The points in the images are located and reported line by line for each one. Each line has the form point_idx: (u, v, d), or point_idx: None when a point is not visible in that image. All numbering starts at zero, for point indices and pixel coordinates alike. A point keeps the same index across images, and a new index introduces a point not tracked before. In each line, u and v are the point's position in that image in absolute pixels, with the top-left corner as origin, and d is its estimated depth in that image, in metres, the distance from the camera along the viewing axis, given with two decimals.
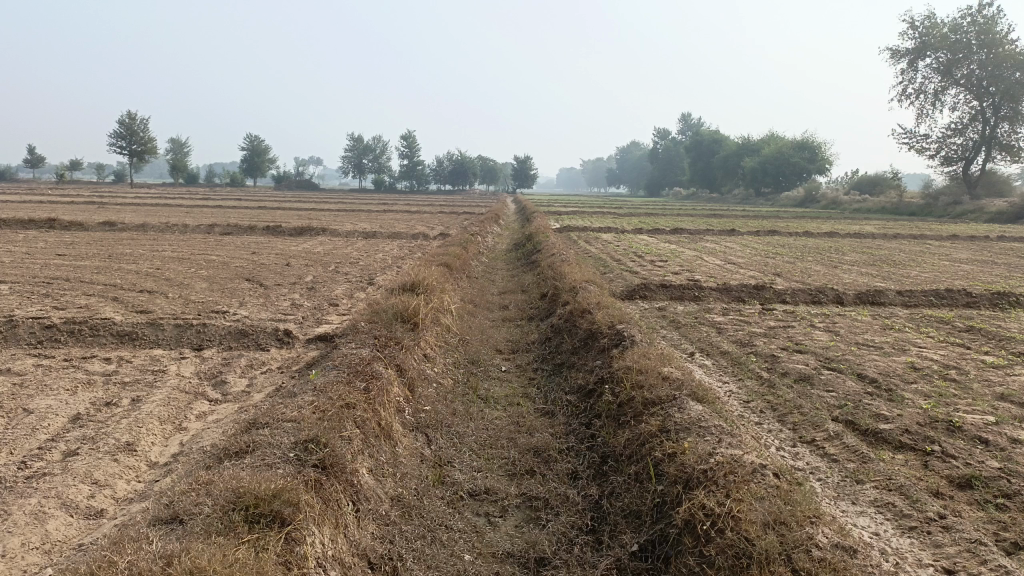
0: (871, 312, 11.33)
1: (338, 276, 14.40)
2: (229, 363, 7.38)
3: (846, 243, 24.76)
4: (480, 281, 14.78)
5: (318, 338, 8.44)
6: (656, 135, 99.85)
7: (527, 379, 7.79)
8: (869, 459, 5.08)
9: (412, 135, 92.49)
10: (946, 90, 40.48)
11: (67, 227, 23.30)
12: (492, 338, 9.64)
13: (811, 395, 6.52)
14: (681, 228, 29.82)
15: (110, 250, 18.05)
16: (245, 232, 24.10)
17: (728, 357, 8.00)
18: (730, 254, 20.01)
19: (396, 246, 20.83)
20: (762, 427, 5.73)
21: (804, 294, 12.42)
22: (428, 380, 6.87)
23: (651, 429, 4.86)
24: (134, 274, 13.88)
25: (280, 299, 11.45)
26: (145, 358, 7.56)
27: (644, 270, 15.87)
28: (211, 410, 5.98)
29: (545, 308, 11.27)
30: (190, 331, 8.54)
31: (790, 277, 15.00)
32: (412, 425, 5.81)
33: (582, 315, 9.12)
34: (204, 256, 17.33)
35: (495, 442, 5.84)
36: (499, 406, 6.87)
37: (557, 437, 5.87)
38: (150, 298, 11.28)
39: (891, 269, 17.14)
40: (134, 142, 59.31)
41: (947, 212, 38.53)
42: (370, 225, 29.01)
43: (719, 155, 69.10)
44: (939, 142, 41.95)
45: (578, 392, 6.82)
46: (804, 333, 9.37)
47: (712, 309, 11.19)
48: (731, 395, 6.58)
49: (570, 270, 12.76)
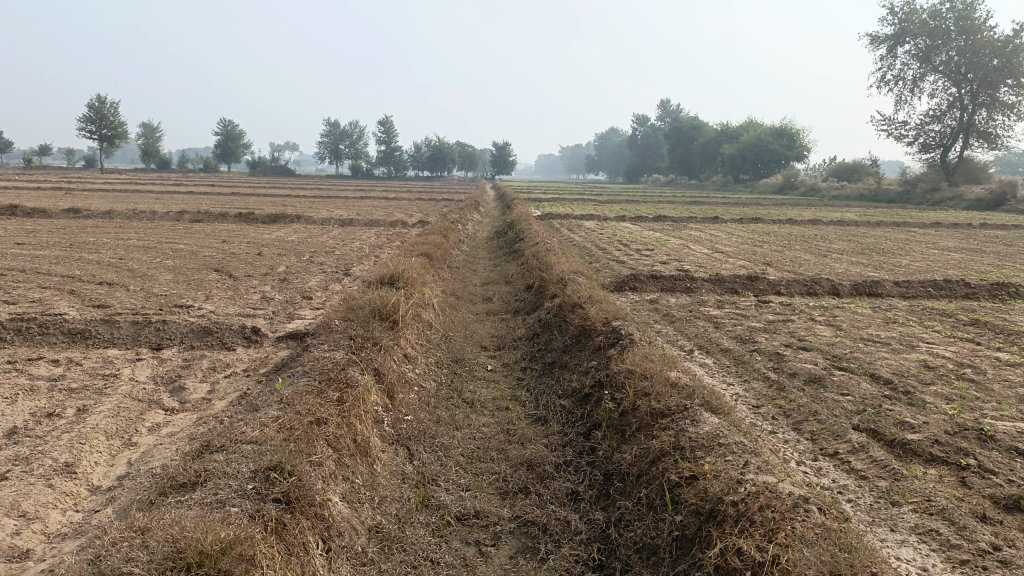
0: (870, 304, 10.87)
1: (313, 267, 13.73)
2: (189, 365, 6.72)
3: (831, 231, 24.38)
4: (461, 272, 14.17)
5: (289, 336, 7.81)
6: (636, 121, 99.25)
7: (515, 381, 7.21)
8: (901, 477, 4.59)
9: (390, 121, 91.26)
10: (925, 77, 40.27)
11: (29, 214, 22.31)
12: (476, 333, 9.04)
13: (826, 399, 6.02)
14: (664, 215, 29.38)
15: (72, 238, 17.16)
16: (217, 219, 23.26)
17: (730, 355, 7.48)
18: (717, 243, 19.50)
19: (374, 234, 20.17)
20: (778, 437, 5.22)
21: (799, 285, 11.93)
22: (408, 385, 6.27)
23: (664, 447, 4.30)
24: (96, 265, 13.09)
25: (250, 292, 10.78)
26: (97, 360, 6.88)
27: (631, 259, 15.35)
28: (167, 423, 5.34)
29: (531, 300, 10.71)
30: (148, 329, 7.85)
31: (781, 267, 14.54)
32: (391, 439, 5.20)
33: (572, 310, 8.56)
34: (172, 245, 16.54)
35: (484, 454, 5.27)
36: (486, 411, 6.29)
37: (552, 450, 5.31)
38: (110, 291, 10.56)
39: (881, 257, 16.74)
40: (104, 127, 57.63)
41: (925, 199, 38.41)
42: (347, 211, 28.28)
43: (698, 142, 68.62)
44: (917, 128, 41.84)
45: (573, 396, 6.27)
46: (806, 328, 8.87)
47: (706, 301, 10.67)
48: (739, 399, 6.06)
49: (557, 260, 12.22)
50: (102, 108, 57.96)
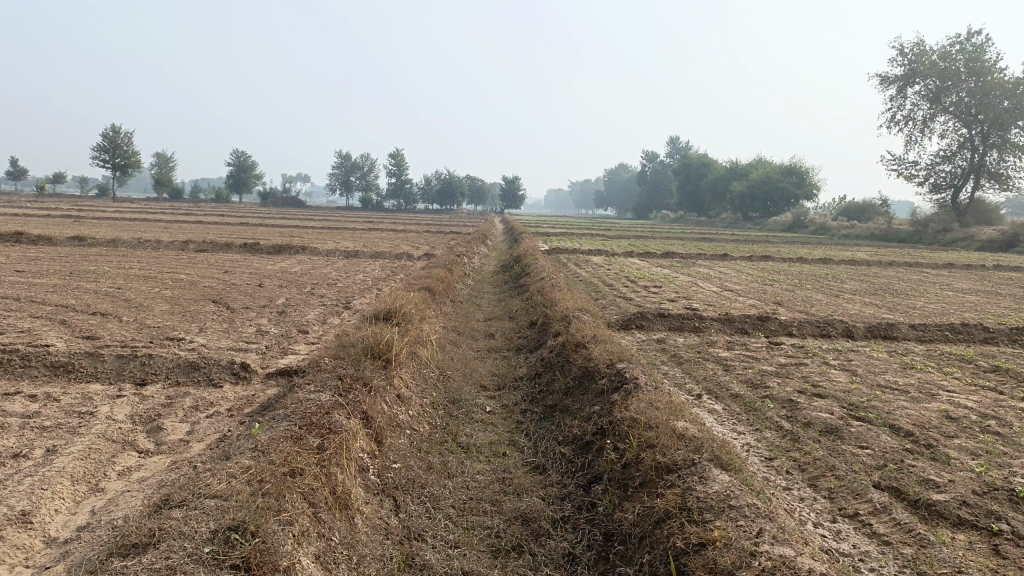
0: (886, 347, 10.49)
1: (313, 299, 13.46)
2: (171, 404, 6.40)
3: (842, 270, 24.01)
4: (464, 307, 13.86)
5: (279, 373, 7.50)
6: (645, 157, 99.63)
7: (513, 424, 6.86)
8: (928, 543, 4.20)
9: (401, 154, 91.80)
10: (935, 118, 40.15)
11: (34, 241, 22.20)
12: (476, 372, 8.70)
13: (843, 452, 5.64)
14: (673, 252, 29.10)
15: (73, 266, 16.97)
16: (221, 249, 23.12)
17: (740, 401, 7.11)
18: (726, 280, 19.18)
19: (378, 267, 19.95)
20: (793, 495, 4.85)
21: (812, 327, 11.56)
22: (398, 429, 5.92)
23: (668, 508, 3.95)
24: (92, 295, 12.85)
25: (245, 325, 10.49)
26: (76, 396, 6.56)
27: (639, 296, 15.05)
28: (138, 467, 5.01)
29: (534, 337, 10.38)
30: (133, 363, 7.55)
31: (792, 307, 14.18)
32: (376, 489, 4.85)
33: (575, 349, 8.21)
34: (173, 275, 16.32)
35: (476, 506, 4.91)
36: (481, 457, 5.93)
37: (550, 503, 4.94)
38: (101, 322, 10.29)
39: (895, 299, 16.36)
40: (118, 156, 58.03)
41: (937, 239, 38.04)
42: (353, 243, 28.14)
43: (707, 179, 68.60)
44: (928, 168, 41.64)
45: (573, 444, 5.91)
46: (819, 372, 8.49)
47: (716, 342, 10.31)
48: (750, 451, 5.70)
49: (562, 296, 11.91)
50: (117, 137, 58.46)
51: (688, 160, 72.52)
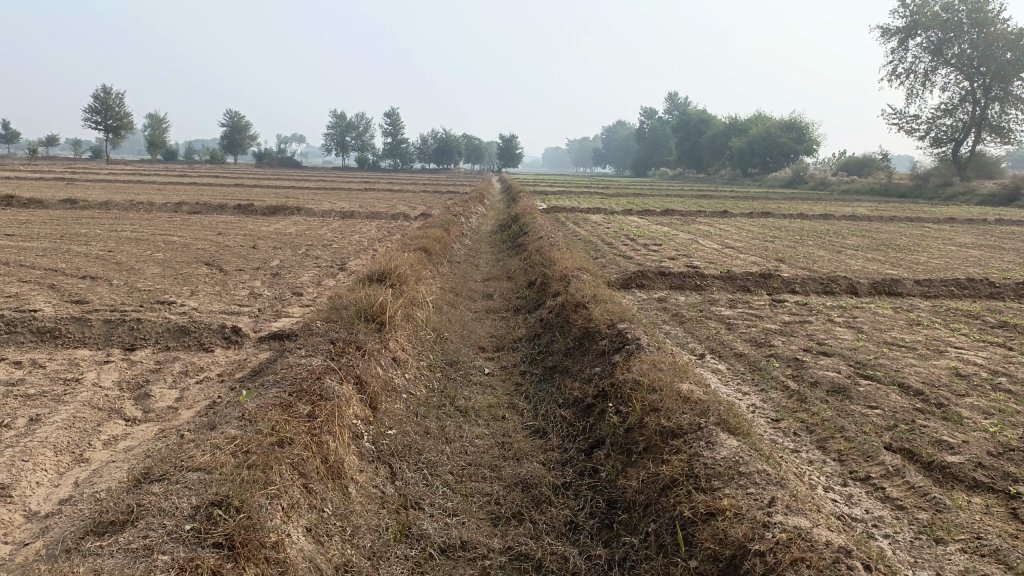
0: (891, 304, 10.30)
1: (308, 261, 13.22)
2: (160, 369, 6.21)
3: (843, 225, 23.74)
4: (461, 267, 13.62)
5: (272, 337, 7.30)
6: (644, 114, 98.60)
7: (513, 387, 6.69)
8: (944, 507, 4.05)
9: (396, 113, 90.61)
10: (937, 70, 39.48)
11: (25, 204, 21.85)
12: (474, 333, 8.52)
13: (852, 413, 5.48)
14: (673, 209, 28.76)
15: (64, 229, 16.68)
16: (215, 210, 22.78)
17: (745, 361, 6.93)
18: (727, 237, 18.91)
19: (374, 227, 19.67)
20: (801, 458, 4.71)
21: (815, 283, 11.36)
22: (394, 393, 5.75)
23: (675, 475, 3.78)
24: (83, 258, 12.60)
25: (238, 288, 10.27)
26: (62, 362, 6.37)
27: (638, 254, 14.82)
28: (125, 436, 4.83)
29: (533, 297, 10.19)
30: (122, 327, 7.35)
31: (794, 263, 13.95)
32: (371, 456, 4.67)
33: (575, 309, 8.01)
34: (165, 237, 16.03)
35: (474, 473, 4.76)
36: (480, 421, 5.78)
37: (551, 469, 4.78)
38: (90, 286, 10.06)
39: (898, 254, 16.13)
40: (109, 117, 57.11)
41: (937, 194, 37.66)
42: (349, 204, 27.77)
43: (706, 135, 67.83)
44: (929, 122, 41.06)
45: (574, 406, 5.76)
46: (825, 330, 8.30)
47: (717, 300, 10.11)
48: (756, 412, 5.54)
49: (561, 255, 11.69)
50: (107, 98, 57.39)
51: (686, 116, 71.58)
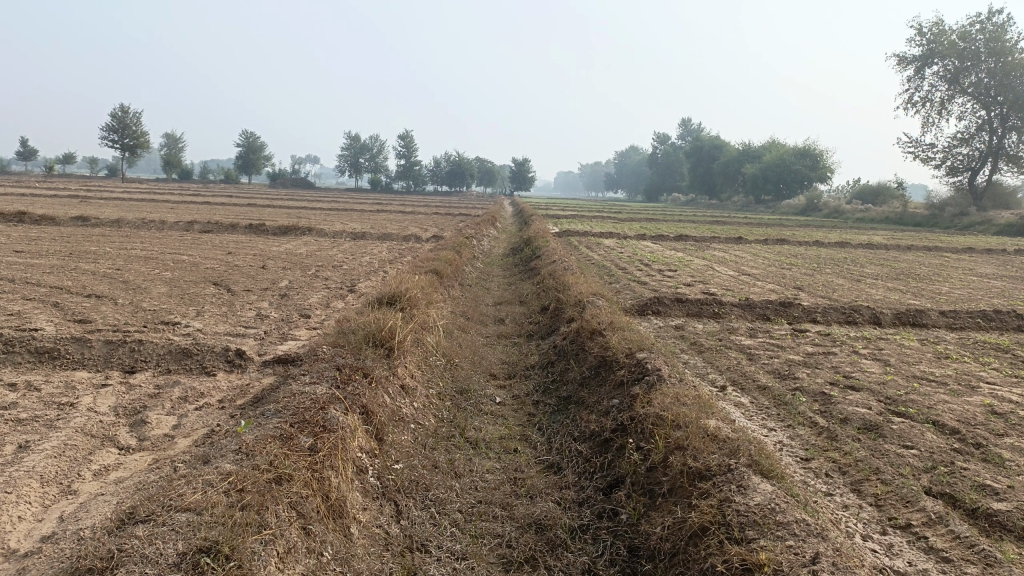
0: (917, 335, 9.96)
1: (317, 282, 13.02)
2: (159, 394, 5.97)
3: (861, 254, 23.38)
4: (473, 290, 13.39)
5: (276, 361, 7.06)
6: (657, 140, 98.78)
7: (525, 417, 6.42)
8: (995, 562, 3.72)
9: (410, 136, 91.03)
10: (953, 99, 39.21)
11: (37, 220, 21.84)
12: (485, 360, 8.25)
13: (887, 452, 5.16)
14: (686, 234, 28.52)
15: (73, 247, 16.57)
16: (226, 230, 22.69)
17: (768, 393, 6.63)
18: (743, 264, 18.60)
19: (385, 248, 19.52)
20: (836, 502, 4.40)
21: (837, 313, 11.04)
22: (401, 424, 5.48)
23: (704, 522, 3.48)
24: (90, 276, 12.44)
25: (245, 309, 10.06)
26: (59, 384, 6.14)
27: (653, 280, 14.56)
28: (117, 466, 4.58)
29: (546, 323, 9.92)
30: (122, 349, 7.12)
31: (813, 292, 13.63)
32: (376, 492, 4.39)
33: (590, 337, 7.73)
34: (174, 256, 15.89)
35: (484, 512, 4.48)
36: (491, 454, 5.51)
37: (566, 509, 4.49)
38: (95, 305, 9.86)
39: (919, 284, 15.78)
40: (127, 136, 57.53)
41: (953, 223, 37.24)
42: (361, 224, 27.69)
43: (719, 161, 67.69)
44: (945, 151, 40.73)
45: (590, 440, 5.47)
46: (850, 363, 7.97)
47: (737, 328, 9.81)
48: (784, 450, 5.23)
49: (575, 280, 11.43)
50: (125, 118, 57.87)
51: (699, 142, 71.45)
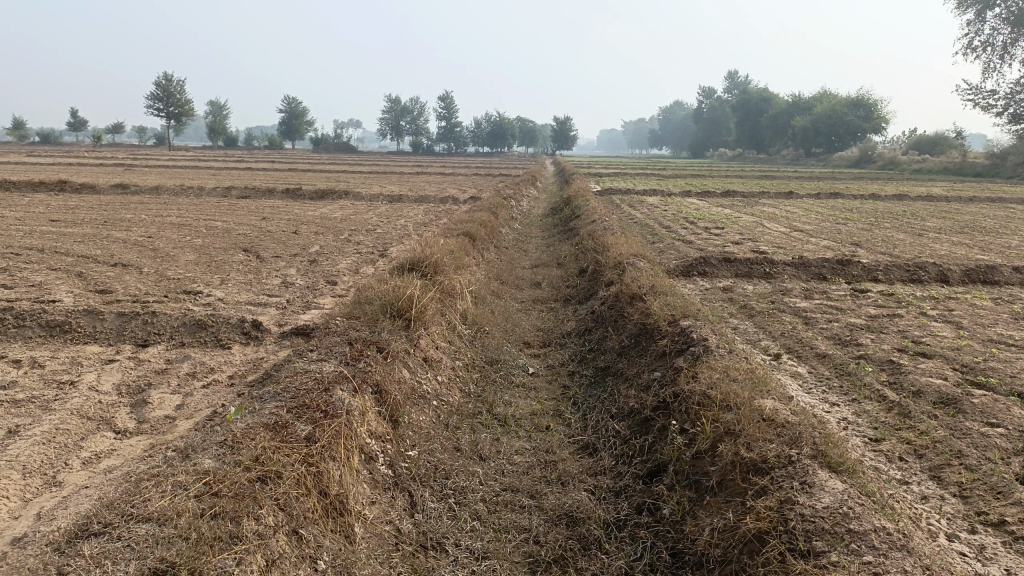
0: (989, 294, 9.11)
1: (348, 247, 12.61)
2: (166, 370, 5.59)
3: (920, 207, 22.10)
4: (509, 253, 12.87)
5: (294, 332, 6.66)
6: (702, 93, 96.07)
7: (559, 390, 5.92)
8: None
9: (450, 96, 89.99)
10: (1017, 42, 36.83)
11: (77, 189, 21.87)
12: (519, 327, 7.74)
13: (970, 432, 4.51)
14: (733, 190, 27.45)
15: (109, 215, 16.45)
16: (263, 195, 22.44)
17: (828, 363, 5.99)
18: (794, 220, 17.64)
19: (422, 211, 19.07)
20: (914, 494, 3.81)
21: (899, 271, 10.22)
22: (421, 402, 5.01)
23: (761, 529, 2.93)
24: (120, 244, 12.22)
25: (270, 276, 9.67)
26: (65, 360, 5.80)
27: (699, 239, 13.81)
28: (110, 453, 4.20)
29: (584, 286, 9.37)
30: (135, 322, 6.77)
31: (872, 248, 12.74)
32: (387, 483, 3.91)
33: (630, 302, 7.15)
34: (208, 222, 15.64)
35: (510, 502, 4.00)
36: (521, 433, 5.03)
37: (601, 500, 3.98)
38: (120, 274, 9.59)
39: (986, 238, 14.73)
40: (171, 104, 57.78)
41: (1016, 173, 35.27)
42: (399, 187, 27.22)
43: (768, 114, 65.29)
44: (1007, 97, 38.48)
45: (630, 418, 4.94)
46: (919, 326, 7.25)
47: (791, 290, 9.11)
48: (849, 429, 4.64)
49: (615, 240, 10.80)
50: (169, 86, 58.03)
51: (747, 94, 68.84)
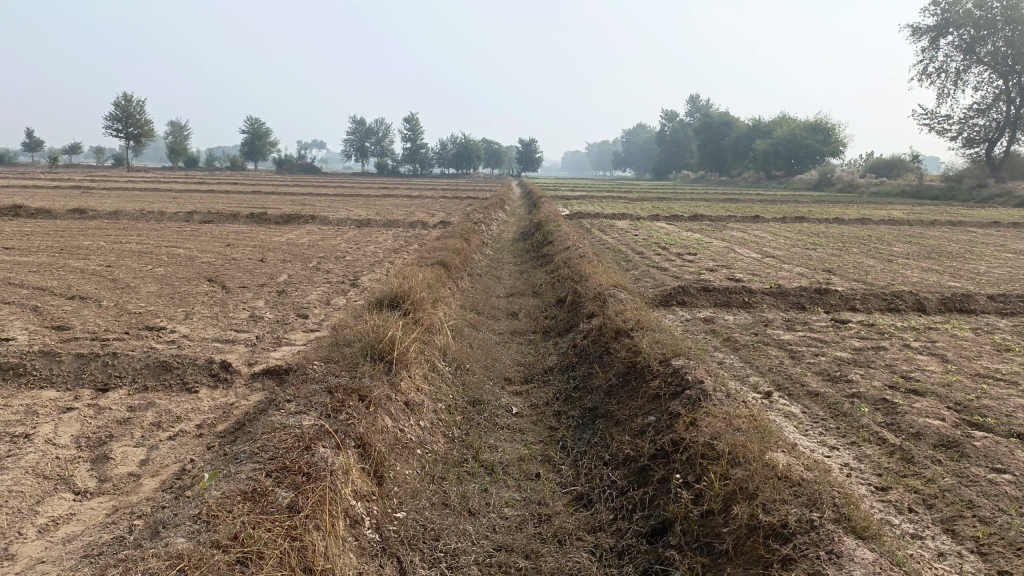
0: (968, 324, 9.10)
1: (317, 276, 12.26)
2: (129, 420, 5.22)
3: (885, 231, 22.39)
4: (483, 281, 12.63)
5: (266, 373, 6.32)
6: (665, 116, 97.37)
7: (547, 433, 5.68)
8: None
9: (415, 118, 89.94)
10: (969, 69, 37.87)
11: (32, 214, 21.14)
12: (500, 363, 7.49)
13: (977, 479, 4.37)
14: (700, 213, 27.59)
15: (66, 242, 15.86)
16: (227, 220, 21.93)
17: (822, 402, 5.83)
18: (764, 245, 17.70)
19: (391, 236, 18.77)
20: (932, 552, 3.63)
21: (877, 300, 10.19)
22: (405, 453, 4.73)
23: None
24: (77, 274, 11.71)
25: (238, 309, 9.29)
26: (19, 409, 5.39)
27: (674, 265, 13.73)
28: (69, 518, 3.84)
29: (563, 318, 9.16)
30: (95, 363, 6.37)
31: (846, 275, 12.77)
32: (375, 549, 3.62)
33: (615, 338, 6.95)
34: (170, 249, 15.15)
35: (506, 566, 3.73)
36: (511, 483, 4.76)
37: (604, 562, 3.74)
38: (77, 308, 9.14)
39: (954, 263, 14.88)
40: (130, 125, 56.63)
41: (971, 195, 36.08)
42: (366, 211, 26.85)
43: (730, 137, 66.32)
44: (961, 122, 39.48)
45: (626, 467, 4.72)
46: (906, 360, 7.15)
47: (772, 320, 9.01)
48: (854, 477, 4.47)
49: (593, 269, 10.63)
50: (128, 107, 56.93)
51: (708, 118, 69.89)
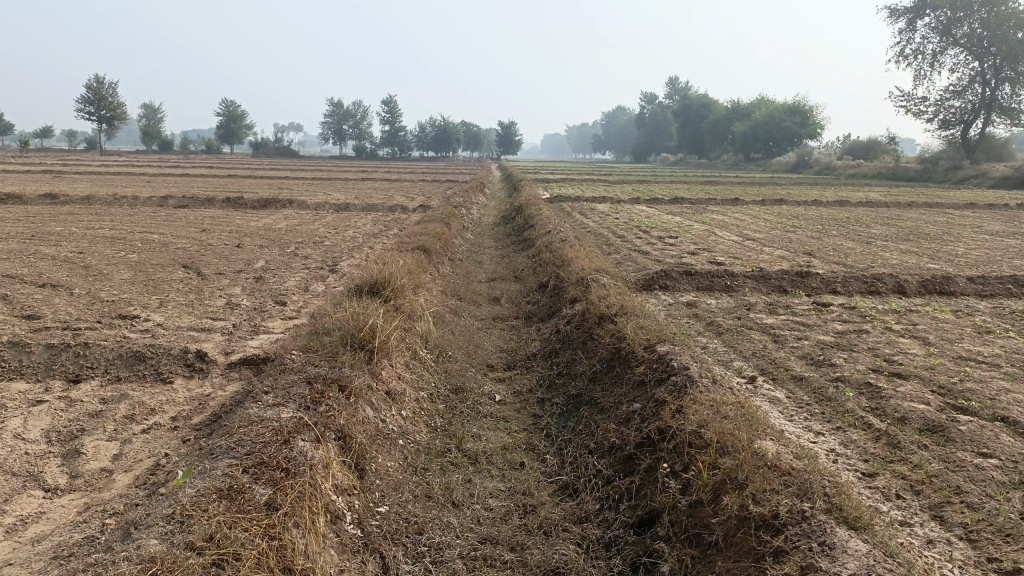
0: (949, 306, 9.13)
1: (295, 261, 12.07)
2: (101, 413, 5.07)
3: (863, 213, 22.49)
4: (464, 266, 12.50)
5: (243, 363, 6.18)
6: (645, 99, 97.23)
7: (530, 421, 5.60)
8: None
9: (394, 101, 89.13)
10: (946, 51, 38.05)
11: (1, 199, 20.66)
12: (482, 349, 7.40)
13: (964, 464, 4.35)
14: (680, 196, 27.59)
15: (37, 228, 15.50)
16: (203, 204, 21.57)
17: (807, 387, 5.80)
18: (745, 228, 17.69)
19: (370, 221, 18.56)
20: (923, 539, 3.60)
21: (858, 282, 10.20)
22: (387, 444, 4.63)
23: None
24: (48, 261, 11.43)
25: (214, 296, 9.11)
26: None
27: (655, 249, 13.68)
28: (38, 517, 3.71)
29: (546, 302, 9.07)
30: (65, 353, 6.19)
31: (826, 258, 12.78)
32: (356, 545, 3.53)
33: (598, 323, 6.87)
34: (144, 235, 14.86)
35: (491, 559, 3.65)
36: (495, 472, 4.68)
37: (591, 555, 3.68)
38: (48, 296, 8.91)
39: (933, 245, 14.95)
40: (102, 108, 55.53)
41: (947, 177, 36.37)
42: (345, 195, 26.53)
43: (708, 119, 66.34)
44: (937, 104, 39.72)
45: (612, 455, 4.65)
46: (889, 344, 7.15)
47: (755, 304, 8.98)
48: (841, 463, 4.43)
49: (575, 253, 10.55)
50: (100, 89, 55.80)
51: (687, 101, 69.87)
